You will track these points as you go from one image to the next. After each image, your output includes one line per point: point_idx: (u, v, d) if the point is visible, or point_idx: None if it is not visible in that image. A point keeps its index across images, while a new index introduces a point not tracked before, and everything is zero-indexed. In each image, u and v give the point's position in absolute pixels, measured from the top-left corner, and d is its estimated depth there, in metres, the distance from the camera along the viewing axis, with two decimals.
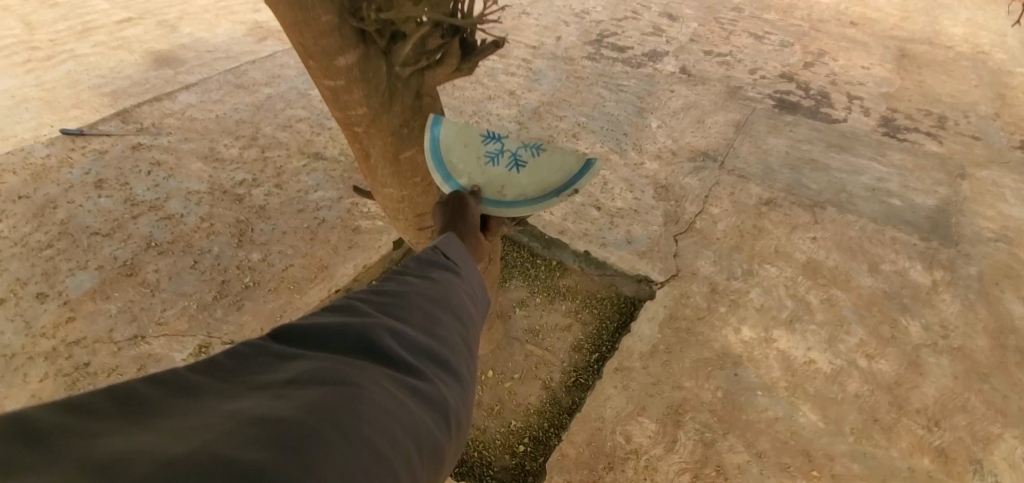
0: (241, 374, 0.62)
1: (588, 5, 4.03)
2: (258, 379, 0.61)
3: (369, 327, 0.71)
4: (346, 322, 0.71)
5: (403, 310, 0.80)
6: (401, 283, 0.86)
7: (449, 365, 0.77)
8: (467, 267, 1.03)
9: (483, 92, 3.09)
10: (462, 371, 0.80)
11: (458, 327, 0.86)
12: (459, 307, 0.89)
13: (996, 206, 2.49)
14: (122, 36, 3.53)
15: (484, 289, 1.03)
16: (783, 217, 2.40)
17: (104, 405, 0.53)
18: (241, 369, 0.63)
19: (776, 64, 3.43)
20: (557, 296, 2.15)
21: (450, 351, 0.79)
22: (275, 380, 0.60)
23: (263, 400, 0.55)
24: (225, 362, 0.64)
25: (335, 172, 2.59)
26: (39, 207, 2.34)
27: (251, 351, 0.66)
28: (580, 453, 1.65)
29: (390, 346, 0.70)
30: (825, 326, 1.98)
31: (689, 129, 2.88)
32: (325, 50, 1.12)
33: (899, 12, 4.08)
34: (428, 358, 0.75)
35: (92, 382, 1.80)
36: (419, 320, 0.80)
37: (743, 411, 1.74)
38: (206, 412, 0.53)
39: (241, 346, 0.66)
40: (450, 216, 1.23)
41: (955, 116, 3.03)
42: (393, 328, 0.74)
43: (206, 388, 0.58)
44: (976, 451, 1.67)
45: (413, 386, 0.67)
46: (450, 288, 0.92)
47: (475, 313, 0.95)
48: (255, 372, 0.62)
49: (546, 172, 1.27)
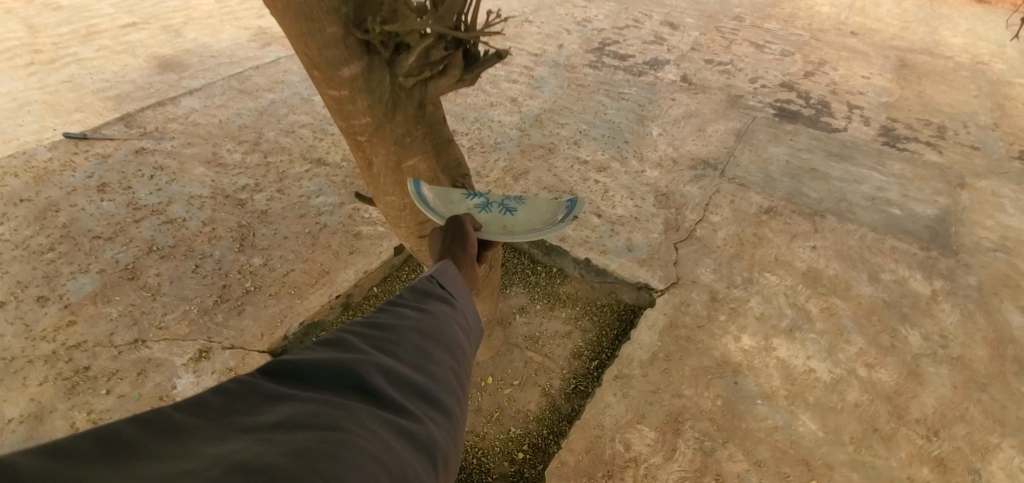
0: (227, 413, 0.62)
1: (590, 13, 4.06)
2: (243, 420, 0.61)
3: (360, 365, 0.72)
4: (337, 359, 0.72)
5: (395, 346, 0.81)
6: (394, 316, 0.88)
7: (439, 403, 0.77)
8: (462, 300, 1.05)
9: (485, 99, 3.11)
10: (452, 408, 0.79)
11: (450, 363, 0.86)
12: (451, 342, 0.90)
13: (995, 216, 2.50)
14: (126, 41, 3.55)
15: (478, 320, 1.05)
16: (783, 226, 2.40)
17: (85, 445, 0.51)
18: (228, 408, 0.63)
19: (777, 73, 3.45)
20: (557, 303, 2.16)
21: (441, 389, 0.79)
22: (263, 422, 0.60)
23: (248, 444, 0.55)
24: (212, 400, 0.64)
25: (338, 178, 2.60)
26: (41, 210, 2.35)
27: (238, 388, 0.66)
28: (579, 461, 1.65)
29: (379, 384, 0.71)
30: (824, 335, 1.98)
31: (689, 137, 2.89)
32: (329, 61, 1.12)
33: (899, 23, 4.11)
34: (418, 396, 0.75)
35: (92, 386, 1.79)
36: (410, 356, 0.81)
37: (743, 420, 1.75)
38: (188, 455, 0.52)
39: (229, 384, 0.67)
40: (447, 243, 1.22)
41: (954, 126, 3.05)
42: (383, 366, 0.74)
43: (190, 428, 0.58)
44: (975, 461, 1.67)
45: (401, 427, 0.66)
46: (443, 321, 0.93)
47: (468, 347, 0.95)
48: (241, 412, 0.63)
49: (533, 216, 1.32)
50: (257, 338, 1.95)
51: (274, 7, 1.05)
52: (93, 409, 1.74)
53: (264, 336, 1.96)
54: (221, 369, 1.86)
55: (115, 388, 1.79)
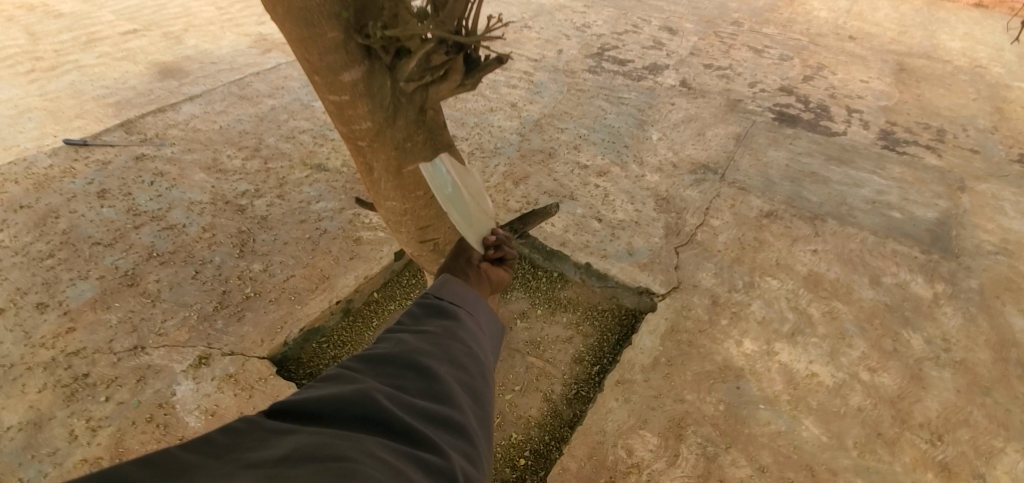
0: (234, 450, 0.60)
1: (589, 19, 4.07)
2: (249, 456, 0.59)
3: (363, 395, 0.70)
4: (339, 394, 0.70)
5: (398, 377, 0.79)
6: (395, 341, 0.85)
7: (453, 422, 0.75)
8: (468, 307, 1.02)
9: (484, 104, 3.11)
10: (469, 424, 0.77)
11: (460, 377, 0.84)
12: (460, 355, 0.87)
13: (996, 219, 2.49)
14: (127, 48, 3.55)
15: (489, 324, 1.03)
16: (784, 230, 2.40)
17: None
18: (234, 444, 0.61)
19: (776, 78, 3.46)
20: (557, 308, 2.15)
21: (454, 407, 0.78)
22: (270, 456, 0.59)
23: None
24: (219, 438, 0.62)
25: (338, 183, 2.59)
26: (41, 217, 2.34)
27: (245, 426, 0.65)
28: (581, 467, 1.64)
29: (386, 412, 0.69)
30: (827, 339, 1.97)
31: (689, 141, 2.90)
32: (329, 66, 1.13)
33: (897, 27, 4.12)
34: (430, 420, 0.73)
35: (91, 393, 1.78)
36: (416, 381, 0.79)
37: (746, 425, 1.74)
38: None
39: (236, 423, 0.65)
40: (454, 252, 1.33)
41: (954, 130, 3.05)
42: (388, 394, 0.73)
43: (196, 468, 0.56)
44: (979, 465, 1.66)
45: (411, 453, 0.65)
46: (449, 335, 0.90)
47: (482, 354, 0.93)
48: (247, 448, 0.61)
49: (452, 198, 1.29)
50: (257, 344, 1.94)
51: (275, 12, 1.05)
52: (92, 416, 1.73)
53: (265, 342, 1.95)
54: (221, 375, 1.84)
55: (114, 395, 1.78)
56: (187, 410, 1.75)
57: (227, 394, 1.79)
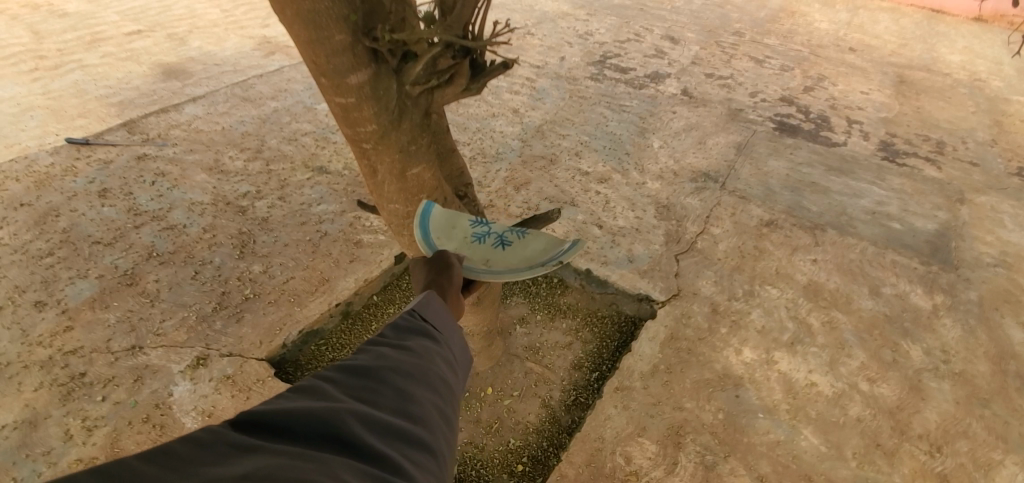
0: (193, 464, 0.56)
1: (591, 27, 4.10)
2: (209, 471, 0.55)
3: (334, 414, 0.68)
4: (311, 409, 0.68)
5: (372, 393, 0.77)
6: (374, 356, 0.83)
7: (424, 446, 0.74)
8: (446, 332, 1.01)
9: (487, 109, 3.13)
10: (437, 450, 0.76)
11: (434, 401, 0.82)
12: (436, 380, 0.86)
13: (995, 231, 2.50)
14: (131, 48, 3.57)
15: (464, 350, 1.02)
16: (784, 239, 2.41)
17: None
18: (195, 457, 0.57)
19: (777, 88, 3.47)
20: (557, 314, 2.15)
21: (425, 431, 0.76)
22: (229, 474, 0.55)
23: None
24: (180, 449, 0.57)
25: (338, 185, 2.60)
26: (41, 215, 2.34)
27: (208, 437, 0.60)
28: (578, 474, 1.63)
29: (356, 433, 0.67)
30: (826, 349, 1.97)
31: (690, 150, 2.91)
32: (336, 69, 1.13)
33: (897, 39, 4.14)
34: (400, 440, 0.72)
35: (87, 392, 1.77)
36: (391, 401, 0.77)
37: (744, 434, 1.73)
38: None
39: (197, 433, 0.61)
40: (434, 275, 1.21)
41: (953, 142, 3.06)
42: (360, 413, 0.71)
43: None
44: (978, 477, 1.66)
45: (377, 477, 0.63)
46: (427, 358, 0.89)
47: (456, 383, 0.92)
48: (207, 462, 0.57)
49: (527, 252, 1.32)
50: (256, 345, 1.94)
51: (283, 15, 1.05)
52: (88, 416, 1.72)
53: (264, 344, 1.95)
54: (219, 376, 1.84)
55: (111, 395, 1.77)
56: (184, 411, 1.75)
57: (224, 396, 1.78)
